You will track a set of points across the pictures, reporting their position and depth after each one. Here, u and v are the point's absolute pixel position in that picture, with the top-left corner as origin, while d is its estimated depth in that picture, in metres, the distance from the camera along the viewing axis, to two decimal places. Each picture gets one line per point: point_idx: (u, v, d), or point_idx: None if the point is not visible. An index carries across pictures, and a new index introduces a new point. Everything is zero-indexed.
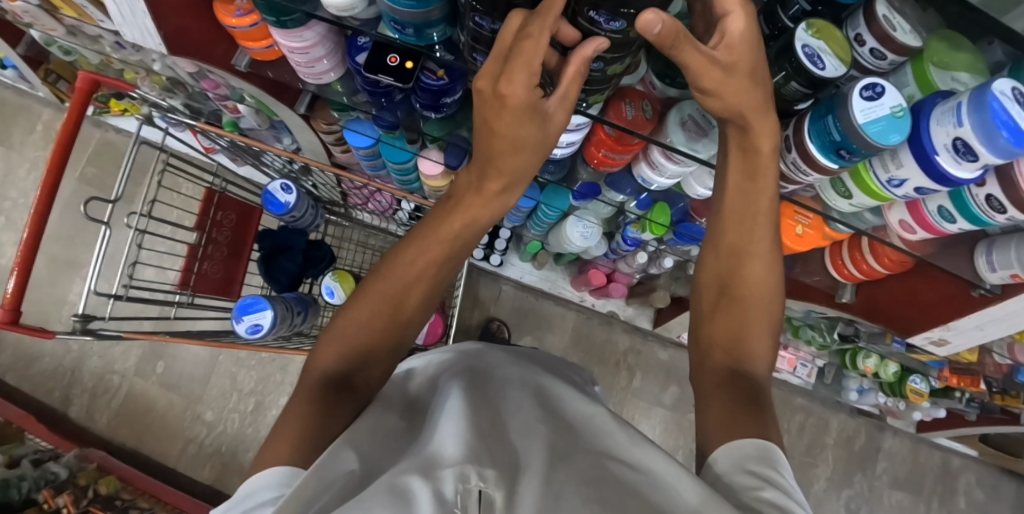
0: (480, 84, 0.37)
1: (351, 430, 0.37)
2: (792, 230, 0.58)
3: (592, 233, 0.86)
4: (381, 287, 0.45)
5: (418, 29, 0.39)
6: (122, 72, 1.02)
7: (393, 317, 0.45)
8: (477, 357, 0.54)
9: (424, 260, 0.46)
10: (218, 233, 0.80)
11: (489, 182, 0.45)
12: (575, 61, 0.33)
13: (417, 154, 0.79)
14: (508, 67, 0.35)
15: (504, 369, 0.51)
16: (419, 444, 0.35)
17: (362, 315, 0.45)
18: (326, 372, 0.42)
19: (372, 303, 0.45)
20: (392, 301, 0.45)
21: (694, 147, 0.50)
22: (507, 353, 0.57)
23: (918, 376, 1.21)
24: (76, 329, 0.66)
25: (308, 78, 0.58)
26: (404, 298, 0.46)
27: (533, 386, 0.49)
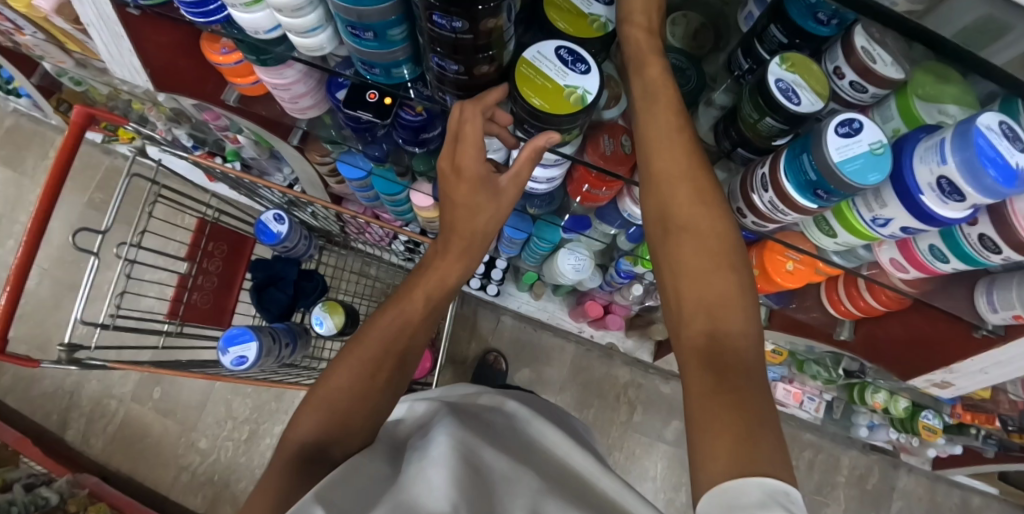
0: (441, 163, 0.46)
1: (329, 483, 0.34)
2: (781, 266, 0.56)
3: (584, 265, 0.84)
4: (359, 353, 0.46)
5: (386, 68, 0.39)
6: (130, 103, 1.05)
7: (371, 379, 0.44)
8: (464, 402, 0.52)
9: (400, 320, 0.47)
10: (209, 263, 0.79)
11: (448, 249, 0.49)
12: (529, 148, 0.40)
13: (408, 187, 0.81)
14: (460, 148, 0.44)
15: (490, 415, 0.50)
16: (398, 497, 0.33)
17: (341, 380, 0.44)
18: (301, 442, 0.41)
19: (352, 367, 0.45)
20: (373, 361, 0.45)
21: None
22: (495, 391, 0.56)
23: (930, 412, 1.18)
24: (61, 360, 0.64)
25: (294, 113, 0.58)
26: (384, 361, 0.46)
27: (518, 437, 0.48)
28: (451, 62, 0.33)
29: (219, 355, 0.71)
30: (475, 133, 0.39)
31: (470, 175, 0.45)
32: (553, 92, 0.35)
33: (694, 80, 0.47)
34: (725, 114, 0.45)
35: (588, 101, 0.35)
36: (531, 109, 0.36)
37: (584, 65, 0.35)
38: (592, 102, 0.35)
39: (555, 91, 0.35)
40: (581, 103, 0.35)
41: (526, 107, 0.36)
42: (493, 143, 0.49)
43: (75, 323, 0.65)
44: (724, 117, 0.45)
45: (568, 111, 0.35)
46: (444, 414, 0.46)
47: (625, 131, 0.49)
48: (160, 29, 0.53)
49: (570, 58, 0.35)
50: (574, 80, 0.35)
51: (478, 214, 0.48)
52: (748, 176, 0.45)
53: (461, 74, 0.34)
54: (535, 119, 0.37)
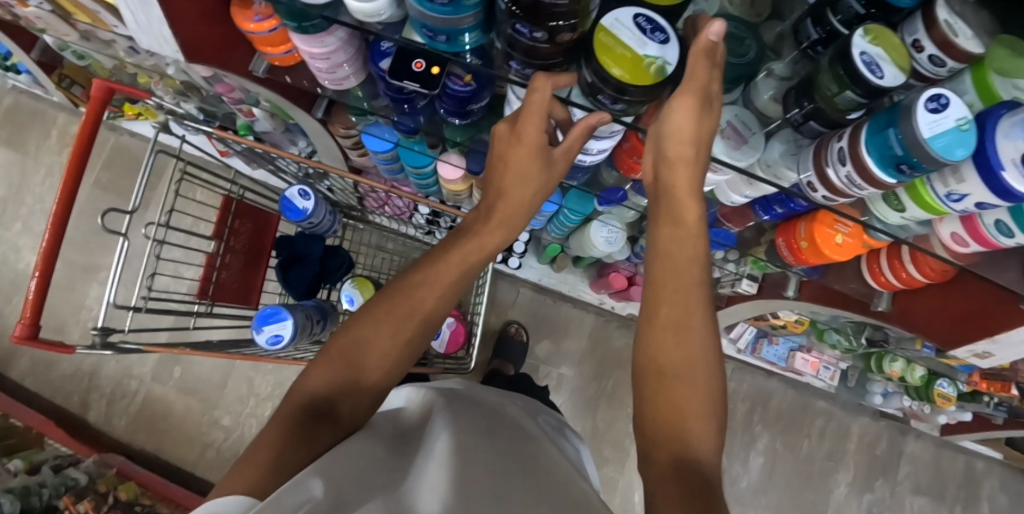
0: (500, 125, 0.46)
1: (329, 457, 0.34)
2: (830, 239, 0.56)
3: (616, 237, 0.85)
4: (388, 306, 0.44)
5: (451, 35, 0.36)
6: (138, 76, 1.02)
7: (394, 338, 0.44)
8: (461, 394, 0.54)
9: (432, 281, 0.45)
10: (235, 241, 0.77)
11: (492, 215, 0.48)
12: (580, 126, 0.42)
13: (436, 158, 0.79)
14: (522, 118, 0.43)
15: (491, 418, 0.50)
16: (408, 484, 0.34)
17: (363, 335, 0.43)
18: (311, 393, 0.40)
19: (376, 322, 0.44)
20: (398, 322, 0.44)
21: (735, 156, 0.47)
22: (487, 394, 0.59)
23: (946, 380, 1.20)
24: (96, 344, 0.62)
25: (327, 84, 0.56)
26: (408, 321, 0.44)
27: (514, 430, 0.49)
28: (537, 29, 0.31)
29: (253, 335, 0.70)
30: (542, 102, 0.39)
31: (528, 141, 0.44)
32: (633, 62, 0.33)
33: (752, 49, 0.46)
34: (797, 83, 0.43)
35: (668, 72, 0.34)
36: (608, 78, 0.34)
37: (662, 33, 0.34)
38: (672, 74, 0.34)
39: (635, 61, 0.33)
40: (662, 74, 0.34)
41: (604, 78, 0.34)
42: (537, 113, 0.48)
43: (107, 306, 0.62)
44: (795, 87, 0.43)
45: (648, 82, 0.34)
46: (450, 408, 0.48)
47: None
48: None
49: (649, 27, 0.33)
50: (653, 50, 0.33)
51: (527, 184, 0.47)
52: (823, 148, 0.43)
53: (537, 43, 0.32)
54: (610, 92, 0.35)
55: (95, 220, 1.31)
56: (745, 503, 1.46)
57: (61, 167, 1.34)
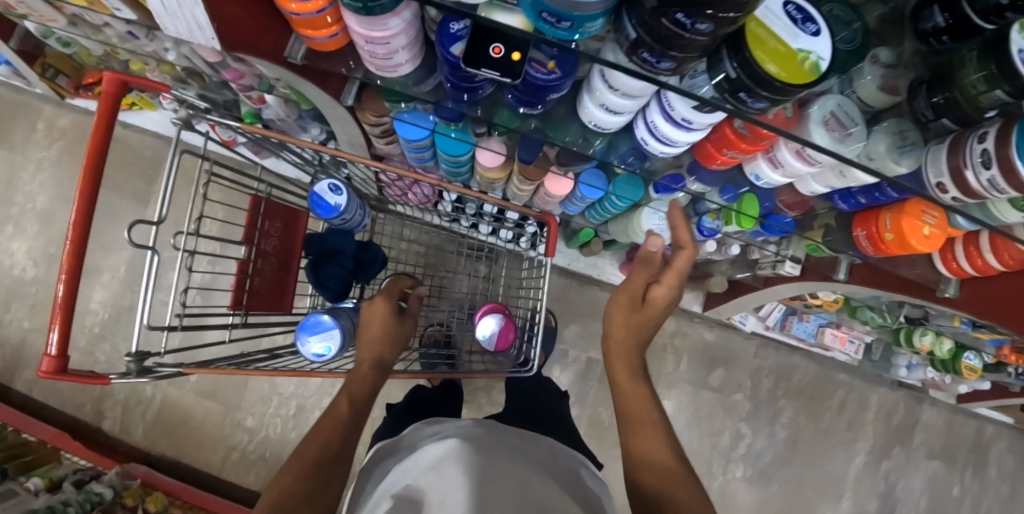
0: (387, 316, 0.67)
1: None
2: (919, 230, 0.53)
3: (668, 225, 0.80)
4: (301, 454, 0.48)
5: (578, 21, 0.30)
6: (133, 63, 0.94)
7: (311, 466, 0.47)
8: (485, 446, 0.51)
9: (325, 423, 0.51)
10: (267, 243, 0.70)
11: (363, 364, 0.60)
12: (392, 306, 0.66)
13: (474, 145, 0.74)
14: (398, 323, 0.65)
15: (511, 471, 0.46)
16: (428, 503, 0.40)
17: (283, 484, 0.46)
18: None
19: (292, 469, 0.47)
20: (307, 465, 0.47)
21: (840, 147, 0.43)
22: (508, 425, 0.66)
23: (972, 353, 1.20)
24: (132, 372, 0.56)
25: (376, 71, 0.51)
26: (315, 465, 0.48)
27: (540, 487, 0.45)
28: (706, 20, 0.25)
29: (298, 346, 0.66)
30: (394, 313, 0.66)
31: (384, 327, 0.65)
32: (787, 56, 0.29)
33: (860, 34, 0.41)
34: (932, 74, 0.43)
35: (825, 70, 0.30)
36: (760, 74, 0.30)
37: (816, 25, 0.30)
38: (827, 70, 0.30)
39: (789, 56, 0.29)
40: (819, 71, 0.30)
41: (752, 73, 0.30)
42: (620, 105, 0.44)
43: (141, 329, 0.56)
44: (928, 78, 0.43)
45: (806, 79, 0.30)
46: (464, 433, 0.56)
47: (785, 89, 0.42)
48: None
49: (800, 18, 0.30)
50: (806, 44, 0.30)
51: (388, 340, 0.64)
52: (963, 143, 0.44)
53: (697, 38, 0.27)
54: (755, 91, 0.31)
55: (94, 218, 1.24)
56: (770, 477, 1.48)
57: (50, 163, 1.25)
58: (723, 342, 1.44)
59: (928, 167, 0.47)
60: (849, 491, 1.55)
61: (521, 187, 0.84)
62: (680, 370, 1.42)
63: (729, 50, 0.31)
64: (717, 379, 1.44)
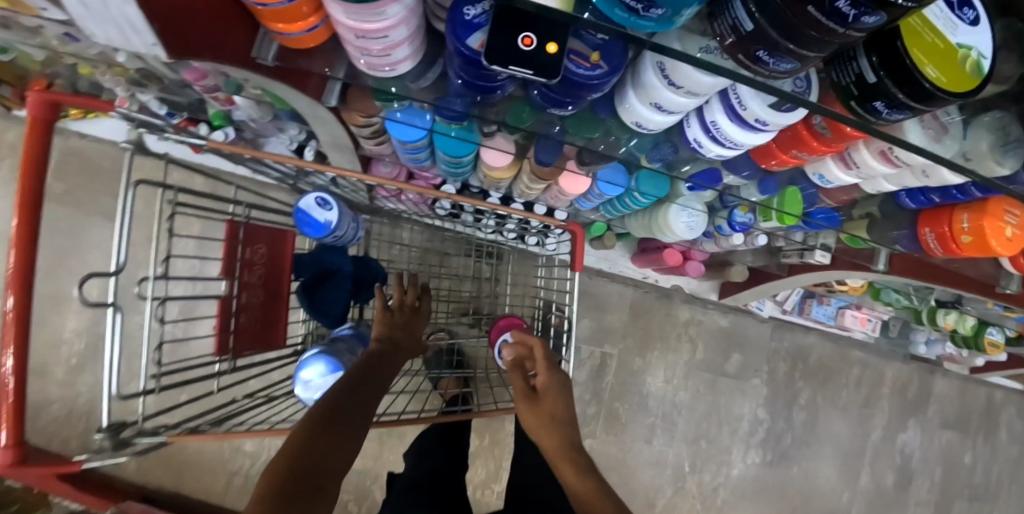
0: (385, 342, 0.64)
1: None
2: (1002, 231, 0.47)
3: (697, 223, 0.71)
4: (319, 412, 0.44)
5: (673, 9, 0.26)
6: (79, 67, 0.83)
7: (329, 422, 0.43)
8: None
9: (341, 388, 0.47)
10: (250, 275, 0.62)
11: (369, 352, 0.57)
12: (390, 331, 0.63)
13: (478, 145, 0.65)
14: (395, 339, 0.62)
15: None
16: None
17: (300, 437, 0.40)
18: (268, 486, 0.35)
19: (311, 423, 0.42)
20: (327, 418, 0.43)
21: (937, 146, 0.36)
22: None
23: (996, 328, 1.16)
24: (109, 448, 0.50)
25: (365, 68, 0.41)
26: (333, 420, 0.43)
27: None
28: (879, 12, 0.20)
29: (297, 391, 0.60)
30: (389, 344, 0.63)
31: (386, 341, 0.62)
32: (942, 54, 0.27)
33: None
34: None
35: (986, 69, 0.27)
36: (918, 77, 0.27)
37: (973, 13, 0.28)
38: (990, 70, 0.27)
39: (947, 53, 0.27)
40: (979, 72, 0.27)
41: (900, 71, 0.27)
42: (675, 103, 0.36)
43: (111, 398, 0.50)
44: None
45: (964, 82, 0.27)
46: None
47: None
48: None
49: (956, 11, 0.28)
50: (964, 38, 0.27)
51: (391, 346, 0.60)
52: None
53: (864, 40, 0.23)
54: (895, 96, 0.28)
55: (58, 241, 1.13)
56: (789, 459, 1.46)
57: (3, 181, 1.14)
58: (739, 327, 1.38)
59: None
60: (865, 466, 1.54)
61: (531, 186, 0.75)
62: (695, 359, 1.36)
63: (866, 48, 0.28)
64: (734, 366, 1.39)
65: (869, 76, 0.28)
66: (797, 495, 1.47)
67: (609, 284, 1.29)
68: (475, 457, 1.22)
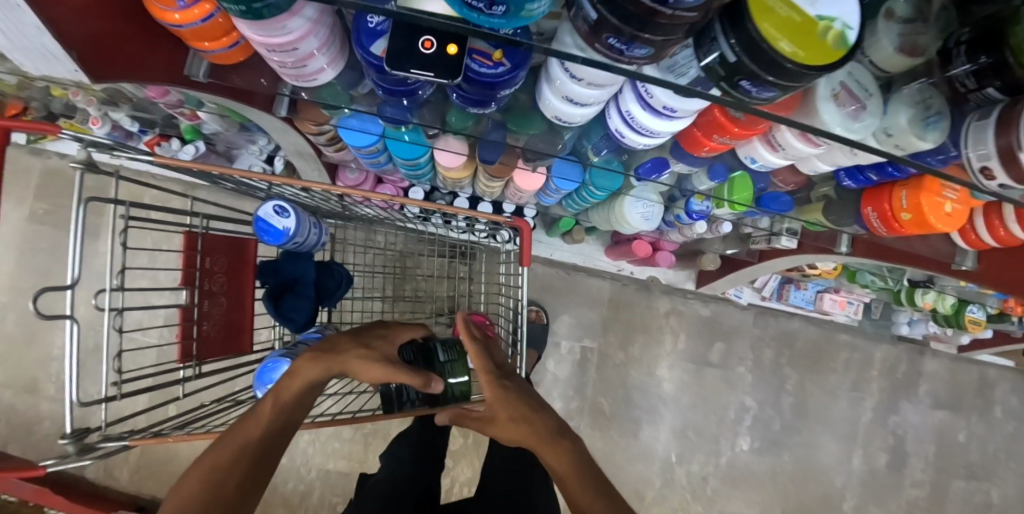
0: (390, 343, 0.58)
1: None
2: (941, 208, 0.46)
3: (653, 213, 0.73)
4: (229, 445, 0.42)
5: (516, 5, 0.25)
6: (48, 89, 0.85)
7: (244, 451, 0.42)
8: None
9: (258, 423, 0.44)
10: (211, 283, 0.63)
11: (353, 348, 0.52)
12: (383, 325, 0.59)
13: (432, 147, 0.66)
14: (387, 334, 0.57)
15: None
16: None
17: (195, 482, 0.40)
18: None
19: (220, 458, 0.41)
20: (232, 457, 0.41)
21: (852, 127, 0.36)
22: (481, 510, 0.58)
23: (976, 305, 1.16)
24: (71, 454, 0.49)
25: (292, 81, 0.43)
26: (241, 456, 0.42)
27: None
28: None
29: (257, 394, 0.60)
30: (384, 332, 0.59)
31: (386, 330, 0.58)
32: (802, 26, 0.23)
33: None
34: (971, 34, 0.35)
35: (852, 40, 0.23)
36: (769, 54, 0.24)
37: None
38: (856, 42, 0.24)
39: (805, 27, 0.23)
40: (846, 44, 0.23)
41: (750, 42, 0.24)
42: (587, 96, 0.37)
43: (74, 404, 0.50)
44: (967, 38, 0.35)
45: (825, 58, 0.23)
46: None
47: None
48: None
49: None
50: (827, 9, 0.24)
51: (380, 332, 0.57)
52: (1016, 117, 0.35)
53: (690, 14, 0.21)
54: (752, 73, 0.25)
55: (39, 262, 1.14)
56: (780, 445, 1.46)
57: None
58: (721, 317, 1.39)
59: (968, 151, 0.38)
60: (859, 450, 1.53)
61: (490, 185, 0.76)
62: (678, 349, 1.37)
63: (721, 19, 0.26)
64: (718, 354, 1.40)
65: (727, 52, 0.26)
66: (790, 481, 1.47)
67: (589, 279, 1.30)
68: (461, 456, 1.23)
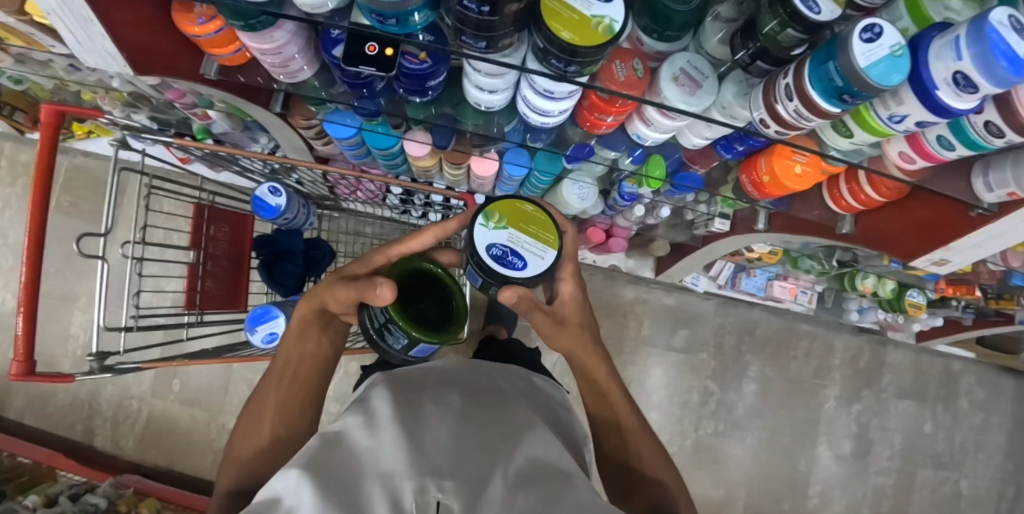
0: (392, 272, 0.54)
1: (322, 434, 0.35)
2: (790, 170, 0.58)
3: (588, 193, 0.86)
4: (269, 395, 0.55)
5: (401, 18, 0.37)
6: (81, 93, 1.00)
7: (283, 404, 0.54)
8: (451, 376, 0.51)
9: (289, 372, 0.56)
10: (215, 247, 0.76)
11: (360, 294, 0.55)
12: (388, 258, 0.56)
13: (401, 137, 0.78)
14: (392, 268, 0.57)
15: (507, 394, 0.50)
16: (367, 464, 0.30)
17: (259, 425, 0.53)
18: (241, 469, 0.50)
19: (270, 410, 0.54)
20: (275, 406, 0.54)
21: (690, 101, 0.48)
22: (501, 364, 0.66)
23: (915, 290, 1.25)
24: (94, 369, 0.62)
25: (282, 78, 0.56)
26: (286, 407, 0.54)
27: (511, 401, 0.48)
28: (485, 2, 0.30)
29: (248, 336, 0.72)
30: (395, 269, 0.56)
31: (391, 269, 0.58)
32: (580, 21, 0.33)
33: None
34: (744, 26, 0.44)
35: (617, 29, 0.33)
36: (559, 42, 0.34)
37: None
38: (621, 30, 0.33)
39: (583, 22, 0.33)
40: (610, 32, 0.33)
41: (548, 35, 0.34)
42: (494, 85, 0.49)
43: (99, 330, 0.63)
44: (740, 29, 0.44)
45: (596, 41, 0.33)
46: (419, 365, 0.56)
47: (633, 55, 0.48)
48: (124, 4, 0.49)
49: None
50: (599, 10, 0.33)
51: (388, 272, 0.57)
52: (771, 83, 0.45)
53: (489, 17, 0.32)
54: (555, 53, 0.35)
55: (63, 250, 1.28)
56: (741, 429, 1.55)
57: (18, 198, 1.30)
58: (682, 305, 1.51)
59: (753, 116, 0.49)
60: (821, 437, 1.61)
61: (455, 172, 0.88)
62: (643, 335, 1.48)
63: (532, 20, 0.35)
64: (680, 340, 1.51)
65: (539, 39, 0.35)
66: (752, 463, 1.55)
67: None
68: None
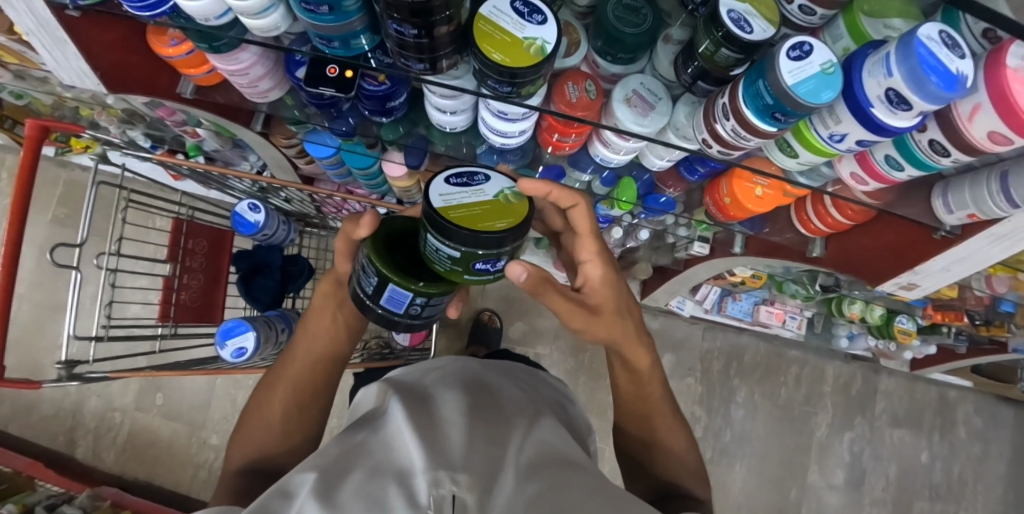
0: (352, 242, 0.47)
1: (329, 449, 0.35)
2: (750, 192, 0.59)
3: None
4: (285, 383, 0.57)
5: (344, 40, 0.40)
6: (78, 110, 1.03)
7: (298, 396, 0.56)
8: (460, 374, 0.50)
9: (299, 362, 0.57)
10: (192, 261, 0.77)
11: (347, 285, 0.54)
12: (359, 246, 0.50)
13: (380, 157, 0.80)
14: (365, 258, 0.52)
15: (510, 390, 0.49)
16: (378, 465, 0.30)
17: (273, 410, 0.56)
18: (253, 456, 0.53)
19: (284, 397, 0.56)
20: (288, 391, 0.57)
21: (643, 123, 0.49)
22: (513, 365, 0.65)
23: (904, 316, 1.23)
24: (62, 377, 0.62)
25: (254, 98, 0.58)
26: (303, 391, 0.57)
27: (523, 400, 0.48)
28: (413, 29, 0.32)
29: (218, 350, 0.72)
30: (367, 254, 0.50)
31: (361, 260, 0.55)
32: (511, 43, 0.35)
33: (648, 19, 0.47)
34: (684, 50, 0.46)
35: (548, 51, 0.35)
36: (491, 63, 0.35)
37: (540, 16, 0.35)
38: (553, 51, 0.35)
39: (514, 44, 0.35)
40: (542, 53, 0.35)
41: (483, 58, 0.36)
42: (452, 106, 0.50)
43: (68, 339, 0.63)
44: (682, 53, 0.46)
45: (528, 62, 0.35)
46: (415, 364, 0.54)
47: (587, 77, 0.49)
48: (103, 26, 0.51)
49: (526, 10, 0.35)
50: (532, 31, 0.35)
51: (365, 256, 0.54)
52: (709, 107, 0.46)
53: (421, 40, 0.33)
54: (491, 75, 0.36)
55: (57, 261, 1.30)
56: (729, 455, 1.53)
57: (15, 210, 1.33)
58: (667, 329, 1.51)
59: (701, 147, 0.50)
60: (813, 465, 1.57)
61: None
62: None
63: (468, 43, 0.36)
64: (666, 364, 1.51)
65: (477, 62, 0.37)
66: (741, 491, 1.52)
67: None
68: None
